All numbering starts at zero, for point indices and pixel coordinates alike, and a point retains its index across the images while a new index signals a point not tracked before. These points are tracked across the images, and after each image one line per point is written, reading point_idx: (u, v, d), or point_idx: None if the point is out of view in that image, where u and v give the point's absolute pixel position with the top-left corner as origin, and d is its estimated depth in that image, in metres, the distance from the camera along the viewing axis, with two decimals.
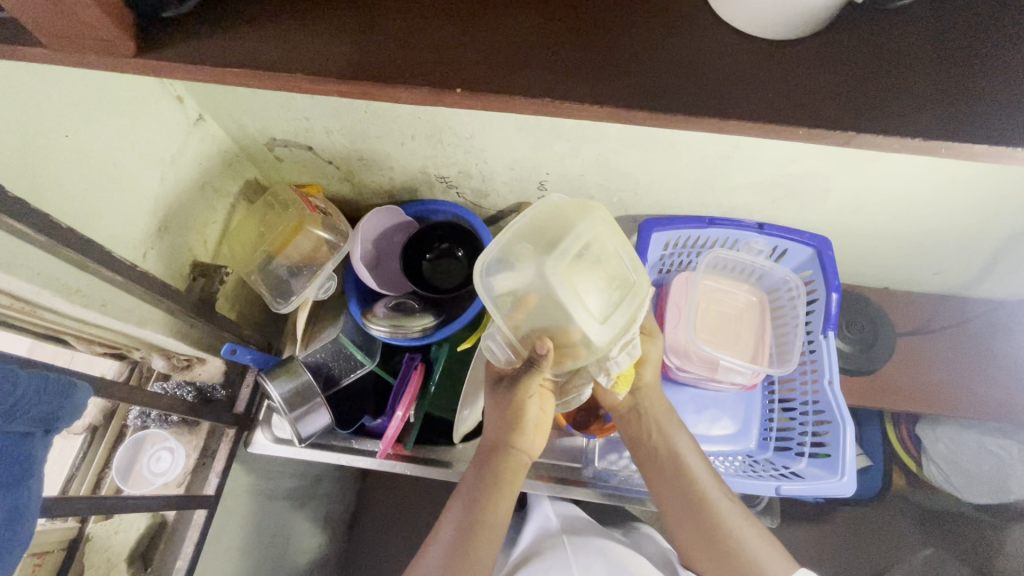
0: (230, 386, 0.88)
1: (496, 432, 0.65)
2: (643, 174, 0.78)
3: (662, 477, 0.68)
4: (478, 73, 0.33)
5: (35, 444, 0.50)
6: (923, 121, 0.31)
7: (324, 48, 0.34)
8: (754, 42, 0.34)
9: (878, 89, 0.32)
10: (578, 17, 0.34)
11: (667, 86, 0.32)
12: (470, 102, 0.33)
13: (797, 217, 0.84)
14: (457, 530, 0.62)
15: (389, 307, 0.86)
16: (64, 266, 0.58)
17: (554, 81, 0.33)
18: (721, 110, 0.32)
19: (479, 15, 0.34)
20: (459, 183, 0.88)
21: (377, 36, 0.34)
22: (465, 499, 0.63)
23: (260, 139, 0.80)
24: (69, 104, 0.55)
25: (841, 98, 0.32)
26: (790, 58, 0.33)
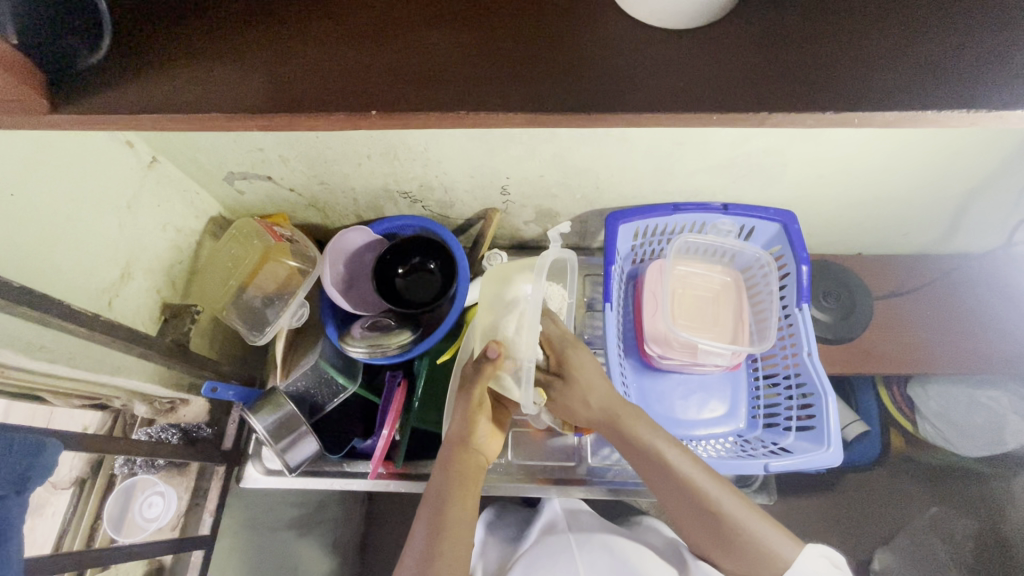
0: (217, 423, 0.89)
1: (453, 439, 0.71)
2: (601, 168, 0.79)
3: (678, 503, 0.65)
4: (397, 95, 0.33)
5: (10, 506, 0.49)
6: (834, 94, 0.32)
7: (240, 85, 0.34)
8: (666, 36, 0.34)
9: (785, 65, 0.33)
10: (496, 27, 0.34)
11: (575, 85, 0.33)
12: (389, 123, 0.33)
13: (760, 195, 0.84)
14: (430, 531, 0.64)
15: (366, 327, 0.85)
16: (23, 324, 0.57)
17: (471, 93, 0.33)
18: (636, 106, 0.32)
19: (396, 39, 0.34)
20: (423, 197, 0.88)
21: (294, 66, 0.34)
22: (431, 506, 0.66)
23: (217, 173, 0.81)
24: (13, 163, 0.55)
25: (754, 81, 0.32)
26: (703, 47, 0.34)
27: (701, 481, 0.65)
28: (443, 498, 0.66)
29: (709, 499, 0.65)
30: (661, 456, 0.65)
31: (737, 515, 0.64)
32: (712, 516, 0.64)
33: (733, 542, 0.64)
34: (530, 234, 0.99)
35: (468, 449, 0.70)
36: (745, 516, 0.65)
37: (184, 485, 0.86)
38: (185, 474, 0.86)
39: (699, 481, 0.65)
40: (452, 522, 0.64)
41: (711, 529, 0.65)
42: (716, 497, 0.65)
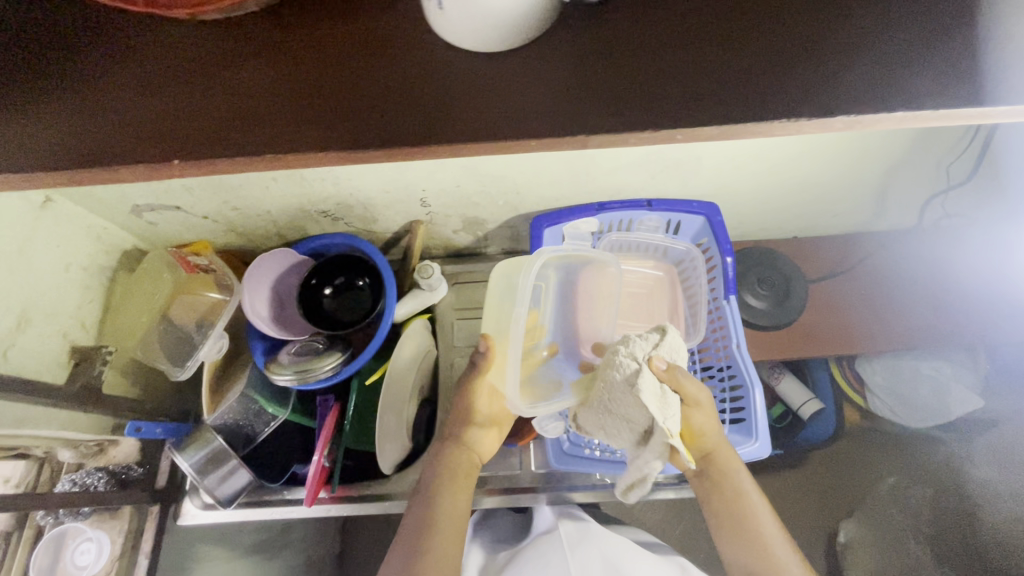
0: (149, 461, 0.86)
1: (449, 435, 0.76)
2: (515, 174, 0.77)
3: (740, 547, 0.68)
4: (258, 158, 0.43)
5: None
6: (541, 120, 0.42)
7: (71, 131, 0.44)
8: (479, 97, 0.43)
9: (505, 104, 0.43)
10: (336, 98, 0.44)
11: (324, 127, 0.43)
12: (188, 167, 0.44)
13: (683, 189, 0.84)
14: (421, 522, 0.67)
15: (294, 352, 0.83)
16: None
17: (255, 140, 0.43)
18: (381, 143, 0.43)
19: (260, 108, 0.44)
20: (343, 215, 0.86)
21: (120, 116, 0.45)
22: (422, 497, 0.70)
23: (122, 207, 0.78)
24: None
25: (465, 116, 0.43)
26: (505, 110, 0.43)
27: (731, 468, 0.71)
28: (433, 488, 0.70)
29: (738, 481, 0.70)
30: (733, 489, 0.70)
31: (755, 505, 0.70)
32: (767, 560, 0.66)
33: (746, 530, 0.68)
34: (463, 242, 0.97)
35: (463, 445, 0.75)
36: (756, 504, 0.70)
37: (117, 528, 0.82)
38: (118, 518, 0.83)
39: (758, 521, 0.68)
40: (441, 508, 0.68)
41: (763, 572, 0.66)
42: (742, 484, 0.70)
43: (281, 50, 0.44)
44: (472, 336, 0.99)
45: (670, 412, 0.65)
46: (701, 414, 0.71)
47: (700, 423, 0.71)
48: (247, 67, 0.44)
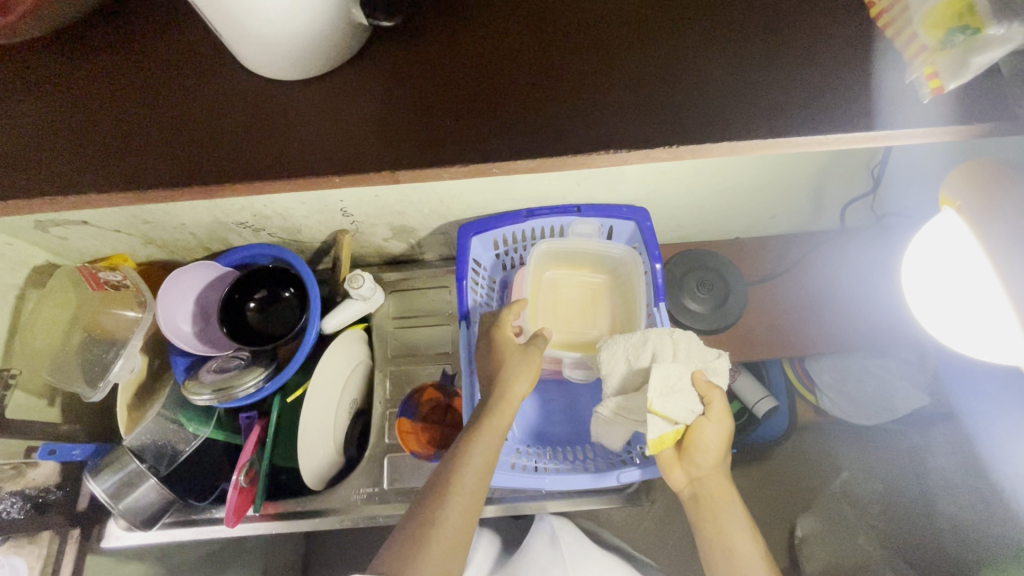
0: (71, 483, 0.84)
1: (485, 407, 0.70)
2: (434, 183, 0.75)
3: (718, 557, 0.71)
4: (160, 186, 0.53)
5: None
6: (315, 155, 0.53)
7: None
8: (359, 143, 0.53)
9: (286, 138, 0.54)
10: (207, 131, 0.54)
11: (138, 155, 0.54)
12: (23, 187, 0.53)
13: (612, 195, 0.82)
14: (436, 494, 0.63)
15: (216, 369, 0.81)
16: None
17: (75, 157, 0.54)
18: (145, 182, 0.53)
19: (143, 138, 0.55)
20: (264, 226, 0.83)
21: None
22: (445, 465, 0.66)
23: (24, 224, 0.75)
24: None
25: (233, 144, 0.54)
26: (371, 150, 0.53)
27: (725, 491, 0.73)
28: (460, 465, 0.65)
29: (732, 502, 0.73)
30: (722, 507, 0.72)
31: (744, 531, 0.72)
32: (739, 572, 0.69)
33: (728, 551, 0.70)
34: (396, 250, 0.95)
35: (506, 415, 0.69)
36: (745, 530, 0.72)
37: (35, 553, 0.78)
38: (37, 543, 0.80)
39: (741, 539, 0.71)
40: (462, 492, 0.63)
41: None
42: (734, 505, 0.73)
43: (159, 92, 0.56)
44: (411, 344, 0.98)
45: (669, 401, 0.70)
46: (709, 433, 0.72)
47: (710, 441, 0.72)
48: (127, 112, 0.56)
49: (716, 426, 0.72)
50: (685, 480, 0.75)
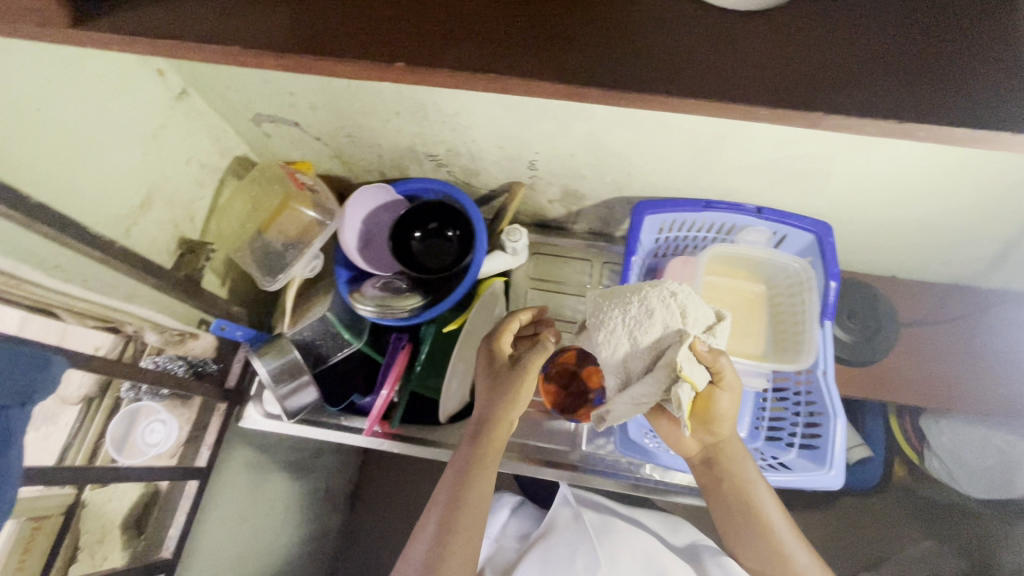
0: (223, 361, 0.90)
1: (483, 433, 0.70)
2: (636, 154, 0.75)
3: (730, 517, 0.72)
4: (384, 44, 0.35)
5: (13, 417, 0.50)
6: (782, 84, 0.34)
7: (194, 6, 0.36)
8: (701, 53, 0.35)
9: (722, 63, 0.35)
10: None
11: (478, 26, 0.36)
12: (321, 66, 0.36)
13: (798, 202, 0.81)
14: (443, 520, 0.67)
15: (377, 287, 0.85)
16: (44, 243, 0.57)
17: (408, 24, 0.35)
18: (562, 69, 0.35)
19: None
20: (449, 162, 0.86)
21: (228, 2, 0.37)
22: (450, 486, 0.68)
23: (246, 113, 0.80)
24: (37, 79, 0.54)
25: (654, 55, 0.35)
26: (715, 63, 0.35)
27: (738, 460, 0.71)
28: (459, 500, 0.67)
29: (747, 474, 0.71)
30: (734, 473, 0.71)
31: (765, 501, 0.71)
32: (759, 531, 0.70)
33: (750, 518, 0.70)
34: (553, 214, 0.96)
35: (495, 447, 0.70)
36: (764, 499, 0.71)
37: (185, 416, 0.86)
38: (188, 407, 0.86)
39: (759, 502, 0.71)
40: (463, 527, 0.66)
41: (755, 535, 0.71)
42: (751, 474, 0.71)
43: None
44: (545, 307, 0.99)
45: (699, 382, 0.63)
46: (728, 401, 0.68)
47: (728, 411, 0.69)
48: None
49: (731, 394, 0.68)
50: (696, 449, 0.73)
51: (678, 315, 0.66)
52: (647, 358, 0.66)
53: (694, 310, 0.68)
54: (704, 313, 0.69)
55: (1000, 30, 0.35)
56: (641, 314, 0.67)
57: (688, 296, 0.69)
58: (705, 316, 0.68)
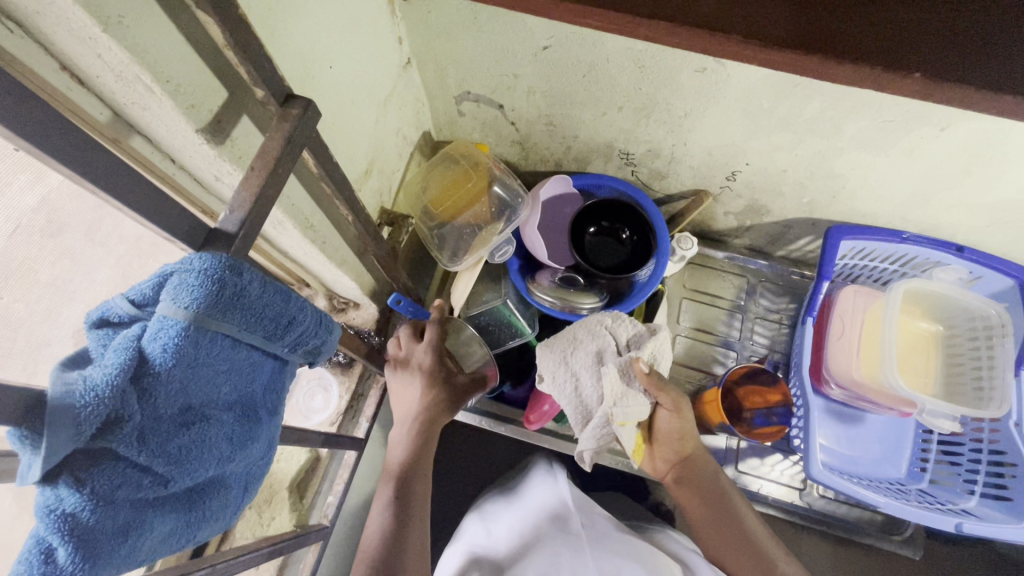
0: (383, 333, 0.90)
1: (420, 425, 0.73)
2: (855, 178, 0.74)
3: (713, 531, 0.70)
4: (866, 39, 0.30)
5: (291, 373, 0.48)
6: None
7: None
8: None
9: None
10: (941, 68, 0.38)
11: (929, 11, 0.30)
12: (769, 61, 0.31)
13: (1003, 246, 0.79)
14: (395, 503, 0.67)
15: (555, 279, 0.83)
16: (309, 200, 0.57)
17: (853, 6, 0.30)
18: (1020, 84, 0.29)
19: None
20: (640, 162, 0.84)
21: None
22: (406, 469, 0.70)
23: (453, 90, 0.79)
24: (336, 36, 0.53)
25: None
26: None
27: (709, 472, 0.72)
28: (406, 496, 0.67)
29: (716, 487, 0.71)
30: (710, 484, 0.71)
31: (739, 511, 0.71)
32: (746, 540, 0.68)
33: (729, 528, 0.69)
34: (720, 225, 0.95)
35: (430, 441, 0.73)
36: (741, 507, 0.71)
37: (344, 385, 0.86)
38: (348, 376, 0.86)
39: (738, 508, 0.71)
40: (418, 520, 0.67)
41: (742, 543, 0.68)
42: (721, 484, 0.72)
43: None
44: (698, 319, 0.97)
45: (626, 405, 0.68)
46: (683, 423, 0.71)
47: (680, 429, 0.71)
48: None
49: (678, 419, 0.70)
50: (666, 468, 0.74)
51: (611, 340, 0.70)
52: (596, 383, 0.69)
53: (624, 334, 0.70)
54: (635, 331, 0.71)
55: None
56: (576, 343, 0.71)
57: (619, 321, 0.71)
58: (630, 336, 0.71)
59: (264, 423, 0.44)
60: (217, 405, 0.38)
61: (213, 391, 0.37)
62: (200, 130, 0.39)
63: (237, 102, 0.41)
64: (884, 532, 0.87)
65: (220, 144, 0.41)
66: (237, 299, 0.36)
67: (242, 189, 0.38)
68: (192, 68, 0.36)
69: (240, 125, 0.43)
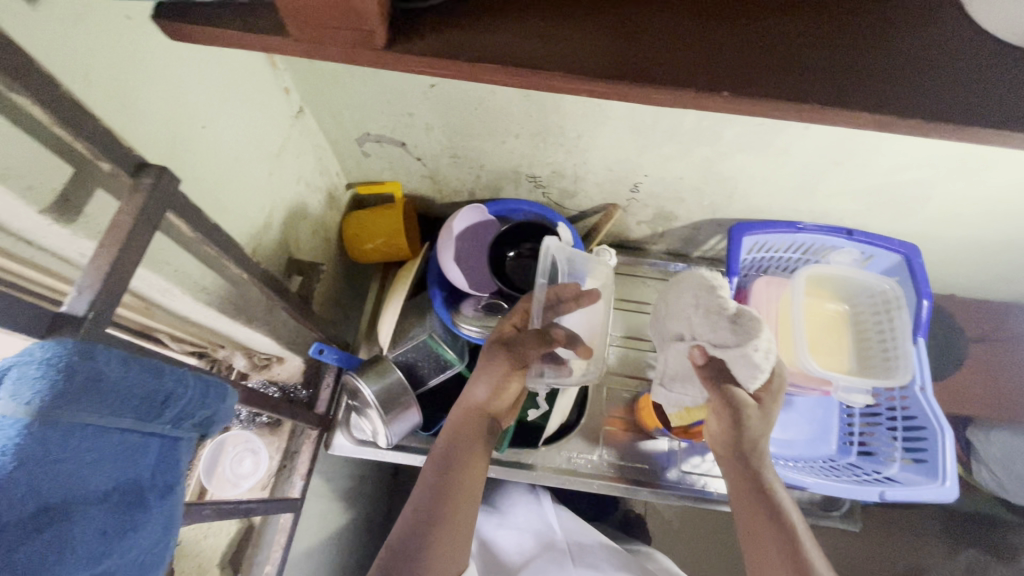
0: (311, 385, 0.88)
1: (462, 434, 0.67)
2: (745, 178, 0.78)
3: (755, 547, 0.58)
4: (672, 68, 0.32)
5: (188, 449, 0.45)
6: None
7: (452, 38, 0.33)
8: (959, 94, 0.33)
9: (981, 91, 0.33)
10: None
11: (722, 41, 0.33)
12: (583, 91, 0.33)
13: (886, 225, 0.85)
14: (421, 510, 0.60)
15: (478, 308, 0.84)
16: (197, 264, 0.55)
17: (652, 44, 0.33)
18: (812, 98, 0.32)
19: None
20: (548, 183, 0.86)
21: (474, 23, 0.33)
22: (437, 473, 0.63)
23: (353, 133, 0.79)
24: (205, 93, 0.52)
25: (910, 77, 0.33)
26: (943, 100, 0.32)
27: (764, 482, 0.61)
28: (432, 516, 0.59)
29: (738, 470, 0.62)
30: (757, 489, 0.61)
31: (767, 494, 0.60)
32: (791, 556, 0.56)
33: (774, 541, 0.57)
34: (635, 235, 0.98)
35: (472, 450, 0.66)
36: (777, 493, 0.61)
37: (275, 444, 0.83)
38: (278, 434, 0.83)
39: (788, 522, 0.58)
40: (442, 537, 0.58)
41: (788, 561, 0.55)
42: (776, 496, 0.60)
43: None
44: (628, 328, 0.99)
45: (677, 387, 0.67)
46: (753, 426, 0.60)
47: (748, 432, 0.61)
48: None
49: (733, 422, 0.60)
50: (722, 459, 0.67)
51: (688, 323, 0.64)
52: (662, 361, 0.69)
53: (707, 329, 0.61)
54: (718, 312, 0.60)
55: None
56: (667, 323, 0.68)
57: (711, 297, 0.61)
58: (709, 325, 0.61)
59: (155, 508, 0.41)
60: (88, 499, 0.35)
61: (79, 486, 0.35)
62: (43, 211, 0.37)
63: (86, 177, 0.40)
64: (824, 509, 0.91)
65: (71, 223, 0.39)
66: (94, 384, 0.34)
67: (92, 269, 0.36)
68: (21, 150, 0.35)
69: (94, 199, 0.41)
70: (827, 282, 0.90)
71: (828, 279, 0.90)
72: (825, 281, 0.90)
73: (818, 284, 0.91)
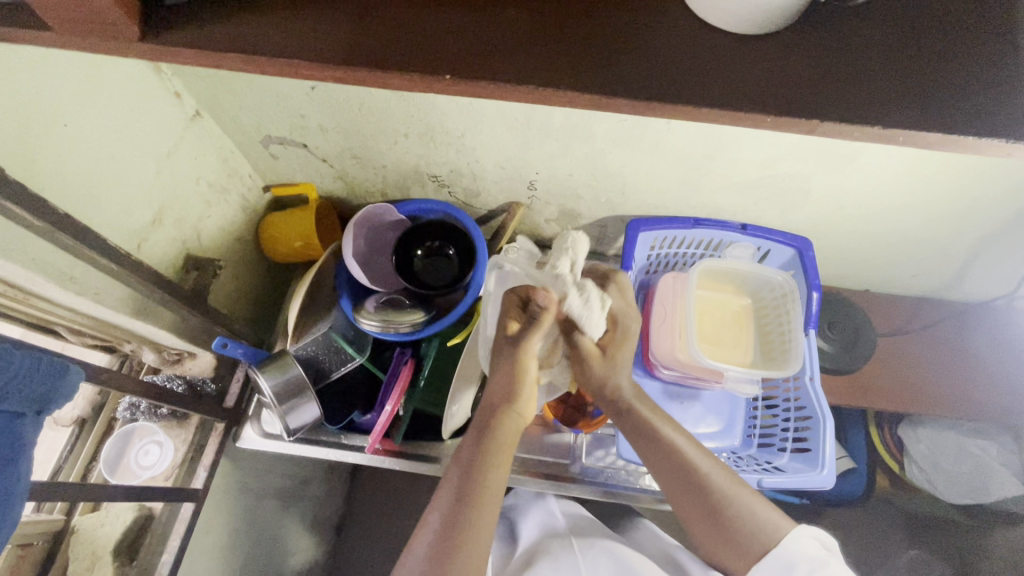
0: (221, 381, 0.90)
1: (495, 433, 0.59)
2: (630, 173, 0.80)
3: (687, 502, 0.61)
4: (400, 54, 0.35)
5: (27, 425, 0.49)
6: (779, 87, 0.34)
7: (202, 32, 0.36)
8: (671, 71, 0.35)
9: (692, 68, 0.35)
10: None
11: (452, 29, 0.36)
12: (322, 77, 0.36)
13: (780, 219, 0.87)
14: (447, 521, 0.54)
15: (380, 303, 0.86)
16: (62, 254, 0.58)
17: (387, 34, 0.36)
18: (526, 79, 0.34)
19: None
20: (451, 182, 0.89)
21: (226, 19, 0.36)
22: (461, 471, 0.57)
23: (255, 135, 0.82)
24: (67, 94, 0.56)
25: (625, 57, 0.35)
26: (654, 77, 0.34)
27: (676, 452, 0.63)
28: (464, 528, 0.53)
29: (692, 477, 0.61)
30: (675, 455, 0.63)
31: (720, 480, 0.61)
32: (719, 513, 0.60)
33: (699, 499, 0.60)
34: (548, 233, 1.01)
35: (502, 449, 0.59)
36: (735, 488, 0.61)
37: (181, 437, 0.86)
38: (184, 427, 0.86)
39: (715, 481, 0.61)
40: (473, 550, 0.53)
41: (710, 515, 0.60)
42: (697, 462, 0.62)
43: None
44: None
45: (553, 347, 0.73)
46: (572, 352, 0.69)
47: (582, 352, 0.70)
48: None
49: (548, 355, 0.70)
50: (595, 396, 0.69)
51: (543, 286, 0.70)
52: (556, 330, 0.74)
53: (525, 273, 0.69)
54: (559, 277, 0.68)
55: (984, 24, 0.35)
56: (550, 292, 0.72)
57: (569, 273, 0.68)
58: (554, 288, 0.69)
59: None
60: None
61: None
62: None
63: None
64: None
65: None
66: None
67: None
68: None
69: None
70: (727, 276, 0.92)
71: (727, 274, 0.92)
72: (725, 276, 0.92)
73: (719, 278, 0.92)
